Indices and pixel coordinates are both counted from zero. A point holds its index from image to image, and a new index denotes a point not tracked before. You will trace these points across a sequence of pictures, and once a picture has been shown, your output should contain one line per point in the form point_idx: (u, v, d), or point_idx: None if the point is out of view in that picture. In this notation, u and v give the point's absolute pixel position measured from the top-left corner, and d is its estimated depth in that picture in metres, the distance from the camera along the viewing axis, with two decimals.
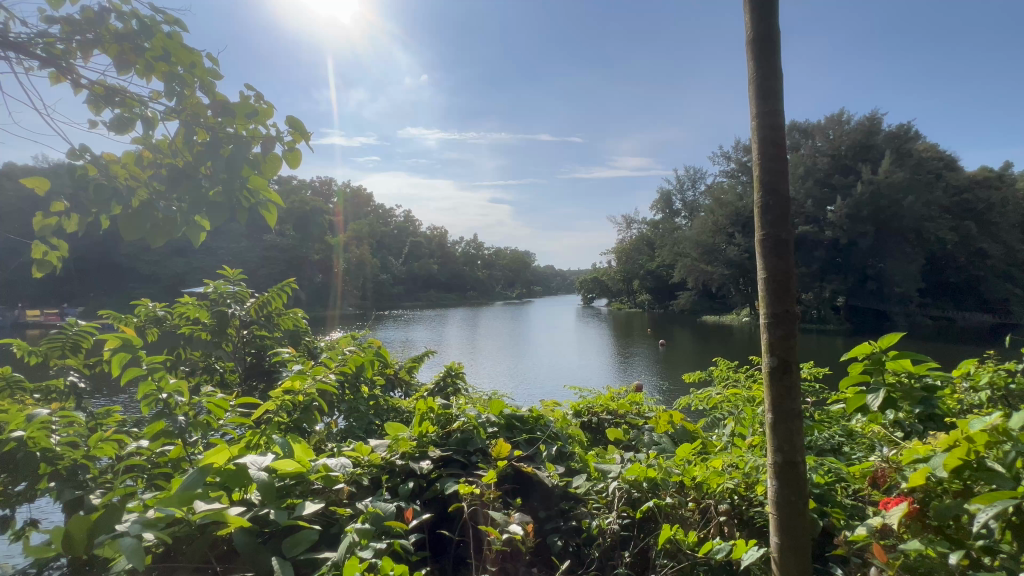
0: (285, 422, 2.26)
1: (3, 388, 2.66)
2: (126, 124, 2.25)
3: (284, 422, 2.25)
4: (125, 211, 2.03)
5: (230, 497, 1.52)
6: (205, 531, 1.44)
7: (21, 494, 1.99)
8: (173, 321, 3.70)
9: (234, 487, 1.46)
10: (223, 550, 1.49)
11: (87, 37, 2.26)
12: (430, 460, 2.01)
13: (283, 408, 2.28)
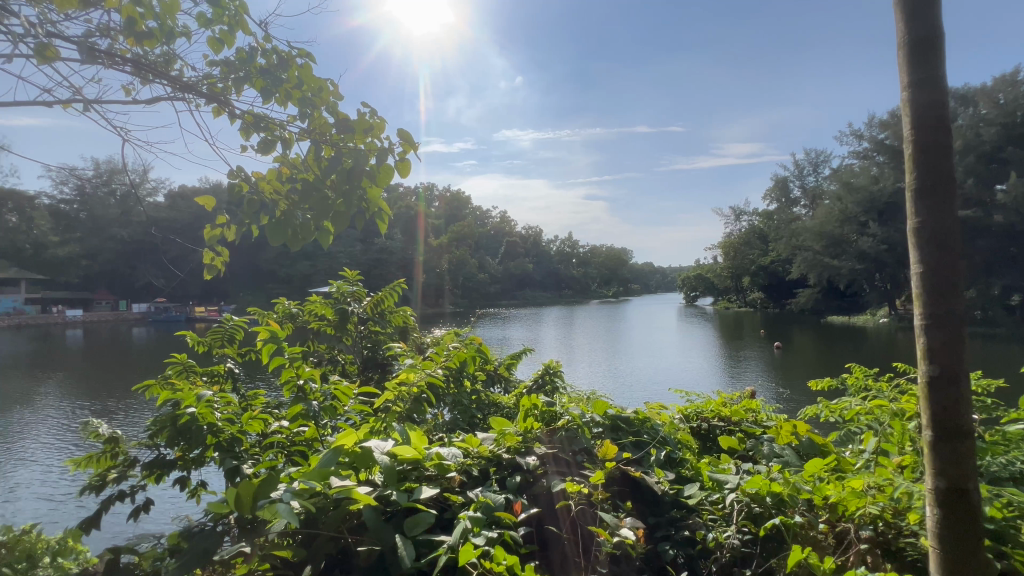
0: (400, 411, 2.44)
1: (181, 371, 3.22)
2: (269, 145, 2.59)
3: (400, 411, 2.43)
4: (269, 221, 2.33)
5: (359, 476, 1.68)
6: (339, 506, 1.59)
7: (195, 459, 2.39)
8: (304, 317, 4.18)
9: (361, 467, 1.61)
10: (354, 523, 1.63)
11: (241, 74, 2.65)
12: (536, 456, 2.01)
13: (399, 398, 2.48)
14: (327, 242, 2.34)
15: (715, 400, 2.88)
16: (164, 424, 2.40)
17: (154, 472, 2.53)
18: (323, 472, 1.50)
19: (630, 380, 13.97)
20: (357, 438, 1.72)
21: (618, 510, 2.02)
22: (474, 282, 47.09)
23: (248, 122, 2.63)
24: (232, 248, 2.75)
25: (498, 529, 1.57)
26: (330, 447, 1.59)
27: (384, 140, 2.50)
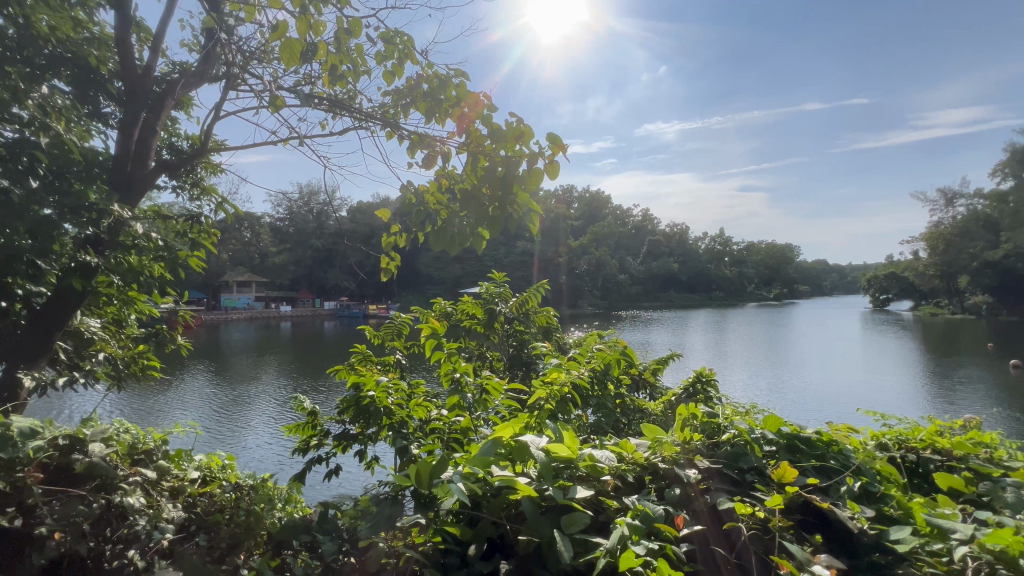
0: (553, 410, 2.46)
1: (361, 360, 3.78)
2: (432, 160, 2.87)
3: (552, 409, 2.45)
4: (433, 227, 2.56)
5: (516, 469, 1.76)
6: (500, 494, 1.69)
7: (372, 436, 2.82)
8: (457, 316, 4.43)
9: (518, 460, 1.70)
10: (512, 512, 1.70)
11: (409, 100, 3.01)
12: (697, 470, 1.87)
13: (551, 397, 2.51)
14: (481, 246, 2.51)
15: (926, 428, 2.37)
16: (350, 404, 2.86)
17: (342, 443, 3.02)
18: (485, 459, 1.66)
19: (799, 396, 12.19)
20: (514, 434, 1.84)
21: (804, 543, 1.77)
22: (614, 284, 46.05)
23: (415, 142, 2.95)
24: (404, 253, 3.09)
25: (659, 542, 1.52)
26: (491, 438, 1.76)
27: (534, 145, 2.55)
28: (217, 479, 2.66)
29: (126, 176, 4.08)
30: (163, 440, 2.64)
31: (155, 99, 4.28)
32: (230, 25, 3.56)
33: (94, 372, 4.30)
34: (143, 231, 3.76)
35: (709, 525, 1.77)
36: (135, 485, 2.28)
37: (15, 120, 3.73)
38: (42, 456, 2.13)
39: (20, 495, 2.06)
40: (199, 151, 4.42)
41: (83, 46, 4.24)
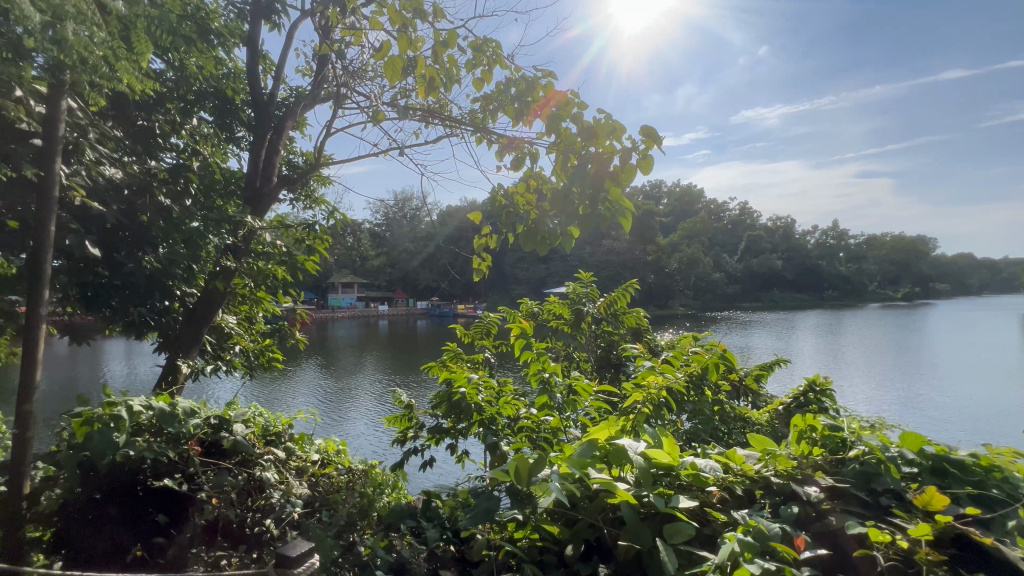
0: (651, 413, 2.35)
1: (453, 358, 3.94)
2: (521, 161, 2.89)
3: (651, 413, 2.34)
4: (523, 228, 2.58)
5: (612, 472, 1.73)
6: (597, 497, 1.68)
7: (463, 431, 2.94)
8: (543, 317, 4.44)
9: (615, 464, 1.66)
10: (610, 516, 1.68)
11: (497, 104, 3.06)
12: (819, 488, 1.72)
13: (650, 401, 2.38)
14: (571, 246, 2.47)
15: None
16: (444, 399, 3.00)
17: (435, 435, 3.18)
18: (583, 461, 1.63)
19: (937, 412, 10.54)
20: (609, 436, 1.80)
21: None
22: (709, 282, 43.27)
23: (504, 145, 2.99)
24: (495, 255, 3.12)
25: (775, 562, 1.41)
26: (587, 440, 1.73)
27: (626, 140, 2.48)
28: (333, 462, 2.93)
29: (256, 191, 4.66)
30: (288, 424, 2.94)
31: (277, 122, 4.84)
32: (340, 51, 3.94)
33: (233, 361, 4.99)
34: (269, 240, 4.58)
35: (833, 550, 1.63)
36: (268, 463, 2.62)
37: (173, 147, 4.57)
38: (199, 433, 2.57)
39: (184, 463, 2.46)
40: (312, 166, 4.92)
41: (222, 81, 4.93)
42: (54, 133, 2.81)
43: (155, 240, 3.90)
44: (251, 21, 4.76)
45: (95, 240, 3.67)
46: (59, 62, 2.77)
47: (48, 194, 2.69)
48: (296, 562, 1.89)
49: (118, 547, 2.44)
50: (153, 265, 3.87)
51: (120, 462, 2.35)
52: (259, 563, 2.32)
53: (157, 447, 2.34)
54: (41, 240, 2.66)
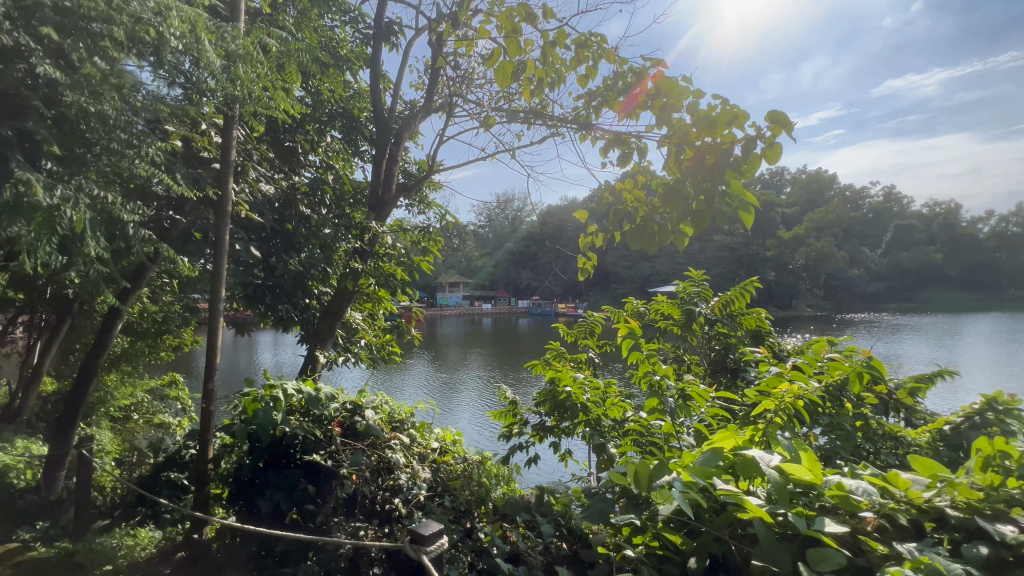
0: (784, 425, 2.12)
1: (556, 357, 3.94)
2: (628, 157, 2.79)
3: (784, 425, 2.11)
4: (632, 226, 2.49)
5: (741, 485, 1.63)
6: (726, 510, 1.57)
7: (568, 429, 3.02)
8: (650, 317, 4.25)
9: (744, 476, 1.56)
10: (740, 532, 1.57)
11: (601, 101, 3.01)
12: (1017, 528, 1.42)
13: (784, 410, 2.15)
14: (684, 244, 2.34)
15: None
16: (550, 397, 3.10)
17: (539, 432, 3.27)
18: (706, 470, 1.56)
19: None
20: (736, 446, 1.70)
21: None
22: (844, 280, 37.99)
23: (610, 142, 2.91)
24: (601, 254, 3.03)
25: None
26: (709, 448, 1.66)
27: (749, 127, 2.28)
28: (450, 451, 3.12)
29: (378, 198, 5.13)
30: (410, 413, 3.19)
31: (395, 134, 5.26)
32: (452, 63, 4.17)
33: (360, 353, 5.57)
34: (390, 241, 4.89)
35: None
36: (395, 447, 2.85)
37: (312, 163, 5.20)
38: (339, 415, 2.90)
39: (328, 442, 2.75)
40: (426, 173, 5.28)
41: (349, 101, 5.49)
42: (228, 157, 3.36)
43: (299, 246, 4.69)
44: (373, 44, 5.24)
45: (253, 246, 4.35)
46: (233, 96, 3.33)
47: (224, 209, 3.23)
48: (428, 540, 1.81)
49: (277, 510, 2.71)
50: (296, 266, 4.64)
51: (277, 437, 2.72)
52: (392, 536, 2.51)
53: (305, 426, 2.69)
54: (218, 248, 3.20)
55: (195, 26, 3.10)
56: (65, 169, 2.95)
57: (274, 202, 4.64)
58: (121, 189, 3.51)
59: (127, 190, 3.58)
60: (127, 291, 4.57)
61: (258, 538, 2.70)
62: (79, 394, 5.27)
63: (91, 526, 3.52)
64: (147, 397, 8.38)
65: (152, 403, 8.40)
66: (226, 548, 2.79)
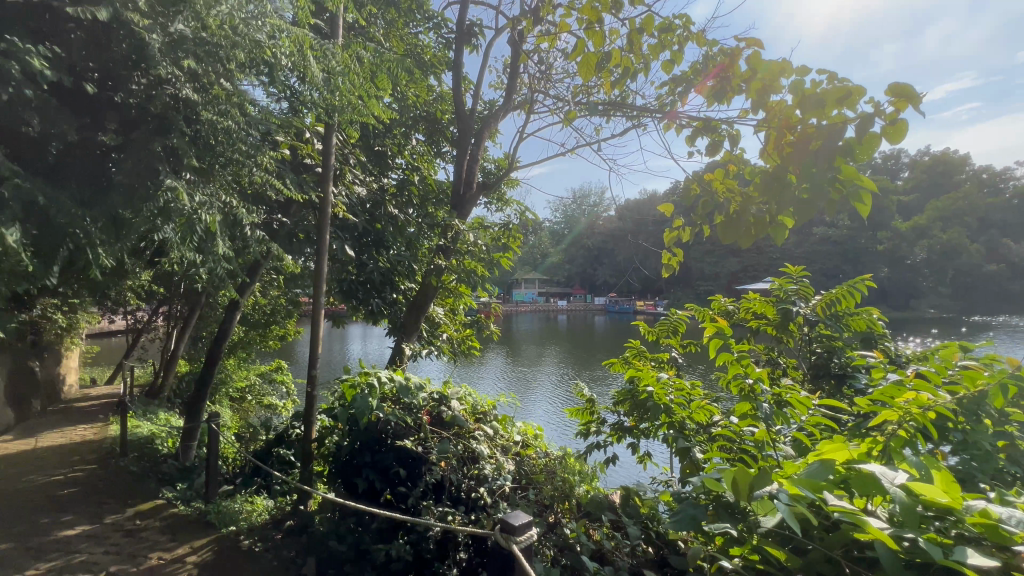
0: (909, 439, 1.87)
1: (636, 356, 3.81)
2: (718, 145, 2.61)
3: (910, 439, 1.86)
4: (723, 219, 2.33)
5: (857, 502, 1.48)
6: (840, 528, 1.43)
7: (652, 429, 2.94)
8: (740, 315, 3.96)
9: (861, 492, 1.42)
10: (856, 554, 1.42)
11: (686, 87, 2.85)
12: None
13: (913, 422, 1.87)
14: (785, 237, 2.15)
15: None
16: (631, 397, 3.03)
17: (617, 432, 3.22)
18: (815, 483, 1.43)
19: None
20: (852, 460, 1.55)
21: None
22: None
23: (699, 130, 2.75)
24: (687, 250, 2.88)
25: None
26: (817, 460, 1.53)
27: (865, 104, 2.04)
28: (532, 445, 3.18)
29: (460, 197, 5.30)
30: (492, 405, 3.28)
31: (476, 133, 5.39)
32: (533, 59, 4.18)
33: (442, 346, 5.80)
34: (472, 239, 5.00)
35: None
36: (478, 438, 2.94)
37: (399, 166, 5.49)
38: (427, 405, 3.05)
39: (417, 429, 2.91)
40: (505, 171, 5.36)
41: (432, 104, 5.72)
42: (328, 163, 3.69)
43: (388, 243, 5.00)
44: (455, 47, 5.41)
45: (348, 245, 4.71)
46: (332, 106, 3.63)
47: (324, 210, 3.52)
48: (518, 530, 1.80)
49: (373, 489, 2.93)
50: (385, 263, 4.95)
51: (372, 422, 2.92)
52: (478, 523, 2.58)
53: (397, 413, 2.86)
54: (320, 247, 3.50)
55: (301, 46, 3.44)
56: (200, 179, 3.40)
57: (365, 203, 4.98)
58: (239, 195, 3.97)
59: (246, 196, 4.03)
60: (244, 285, 5.16)
61: (355, 513, 2.93)
62: (205, 375, 6.05)
63: (219, 490, 4.04)
64: (258, 381, 9.40)
65: (262, 386, 9.41)
66: (329, 521, 2.99)
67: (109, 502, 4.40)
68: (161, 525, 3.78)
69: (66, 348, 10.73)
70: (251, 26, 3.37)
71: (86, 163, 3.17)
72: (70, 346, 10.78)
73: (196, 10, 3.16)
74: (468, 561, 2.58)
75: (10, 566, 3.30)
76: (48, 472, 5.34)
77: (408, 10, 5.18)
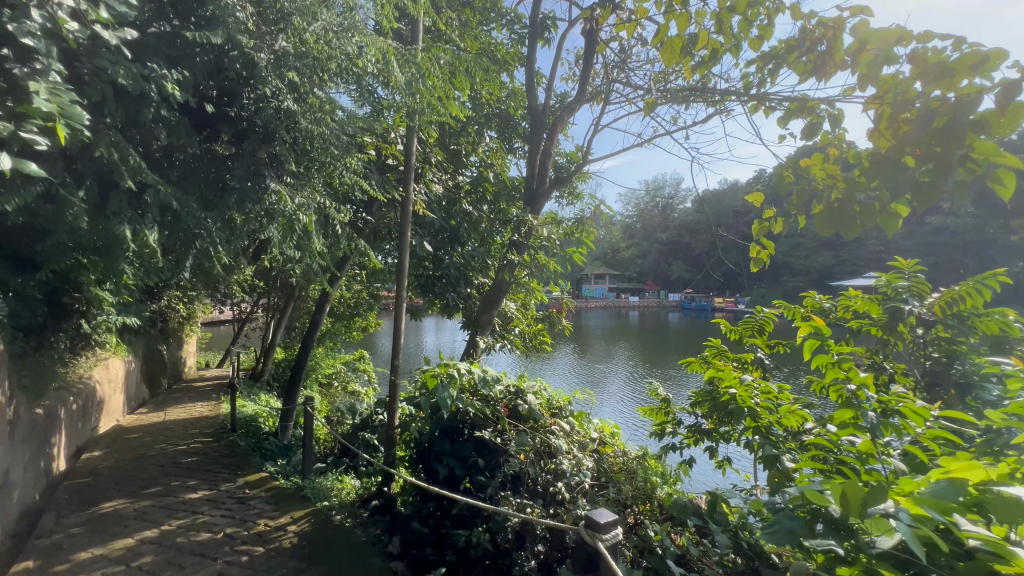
0: None
1: (716, 355, 3.60)
2: (816, 127, 2.38)
3: None
4: (822, 208, 2.12)
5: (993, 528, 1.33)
6: (974, 555, 1.29)
7: (737, 433, 2.77)
8: (838, 313, 3.61)
9: (1000, 517, 1.28)
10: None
11: (778, 63, 2.62)
12: None
13: None
14: (898, 226, 1.92)
15: None
16: (711, 399, 2.88)
17: (694, 435, 3.08)
18: (944, 504, 1.29)
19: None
20: (986, 481, 1.39)
21: None
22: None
23: (793, 111, 2.52)
24: (779, 242, 2.65)
25: None
26: (944, 479, 1.38)
27: (1005, 71, 1.76)
28: (610, 444, 3.17)
29: (533, 192, 5.31)
30: (568, 401, 3.27)
31: (549, 127, 5.37)
32: (609, 47, 4.08)
33: (514, 340, 5.89)
34: (545, 234, 5.01)
35: None
36: (556, 433, 2.98)
37: (473, 164, 5.63)
38: (504, 397, 3.10)
39: (496, 421, 2.99)
40: (579, 165, 5.29)
41: (504, 102, 5.77)
42: (410, 164, 3.86)
43: (462, 240, 5.20)
44: (528, 42, 5.41)
45: (427, 241, 4.91)
46: (413, 108, 3.78)
47: (406, 208, 3.70)
48: (605, 528, 1.77)
49: (452, 476, 3.03)
50: (460, 258, 5.12)
51: (452, 412, 3.04)
52: (557, 517, 2.65)
53: (477, 405, 2.95)
54: (402, 242, 3.68)
55: (385, 54, 3.62)
56: (298, 183, 3.71)
57: (441, 201, 5.18)
58: (331, 195, 4.27)
59: (336, 196, 4.34)
60: (333, 279, 5.58)
61: (435, 498, 3.06)
62: (300, 362, 6.63)
63: (312, 467, 4.38)
64: (344, 368, 10.12)
65: (347, 373, 10.12)
66: (411, 503, 3.16)
67: (224, 471, 4.97)
68: (266, 496, 4.21)
69: (186, 335, 12.24)
70: (342, 38, 3.61)
71: (209, 172, 3.60)
72: (189, 333, 12.29)
73: (295, 27, 3.45)
74: (546, 554, 2.67)
75: (149, 521, 3.85)
76: (175, 442, 6.15)
77: (482, 10, 5.26)
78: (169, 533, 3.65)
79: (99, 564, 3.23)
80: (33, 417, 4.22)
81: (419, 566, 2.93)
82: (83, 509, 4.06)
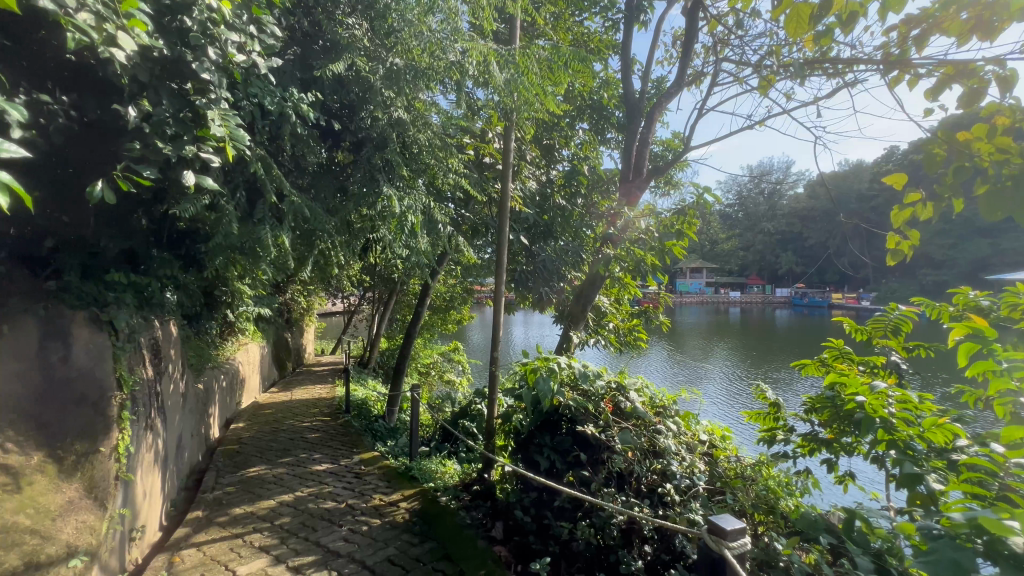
0: None
1: (841, 358, 3.22)
2: (979, 93, 2.00)
3: None
4: (990, 189, 1.78)
5: None
6: None
7: (865, 446, 2.45)
8: (1002, 312, 3.02)
9: None
10: None
11: (927, 28, 2.24)
12: None
13: None
14: None
15: None
16: (835, 407, 2.59)
17: (808, 443, 2.79)
18: None
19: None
20: None
21: None
22: None
23: (947, 77, 2.15)
24: (926, 230, 2.28)
25: None
26: None
27: None
28: (723, 450, 3.07)
29: (628, 183, 5.14)
30: (672, 401, 3.16)
31: (646, 115, 5.15)
32: (720, 20, 3.80)
33: (609, 336, 5.76)
34: (643, 226, 4.83)
35: None
36: (663, 433, 2.89)
37: (565, 157, 5.60)
38: (608, 394, 3.06)
39: (598, 416, 2.95)
40: (678, 152, 5.02)
41: (598, 92, 5.63)
42: (507, 161, 3.94)
43: (555, 234, 5.31)
44: (624, 27, 5.22)
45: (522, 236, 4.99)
46: (510, 107, 3.85)
47: (504, 205, 3.79)
48: (731, 536, 1.67)
49: (553, 469, 3.05)
50: (553, 252, 5.14)
51: (553, 405, 3.07)
52: (666, 518, 2.60)
53: (579, 399, 2.97)
54: (500, 239, 3.79)
55: (486, 57, 3.76)
56: (406, 185, 3.96)
57: (536, 196, 5.25)
58: (434, 195, 4.51)
59: (437, 196, 4.58)
60: (433, 274, 5.91)
61: (535, 488, 3.11)
62: (403, 352, 7.12)
63: (418, 450, 4.70)
64: (441, 359, 10.66)
65: (444, 363, 10.65)
66: (512, 491, 3.24)
67: (342, 448, 5.52)
68: (379, 472, 4.60)
69: (307, 323, 13.74)
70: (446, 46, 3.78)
71: (331, 178, 3.99)
72: (309, 321, 13.78)
73: (404, 39, 3.68)
74: (652, 556, 2.65)
75: (286, 486, 4.41)
76: (301, 419, 6.96)
77: None
78: (302, 498, 4.15)
79: (250, 519, 3.77)
80: (197, 391, 5.03)
81: (521, 553, 3.02)
82: (234, 471, 4.77)
